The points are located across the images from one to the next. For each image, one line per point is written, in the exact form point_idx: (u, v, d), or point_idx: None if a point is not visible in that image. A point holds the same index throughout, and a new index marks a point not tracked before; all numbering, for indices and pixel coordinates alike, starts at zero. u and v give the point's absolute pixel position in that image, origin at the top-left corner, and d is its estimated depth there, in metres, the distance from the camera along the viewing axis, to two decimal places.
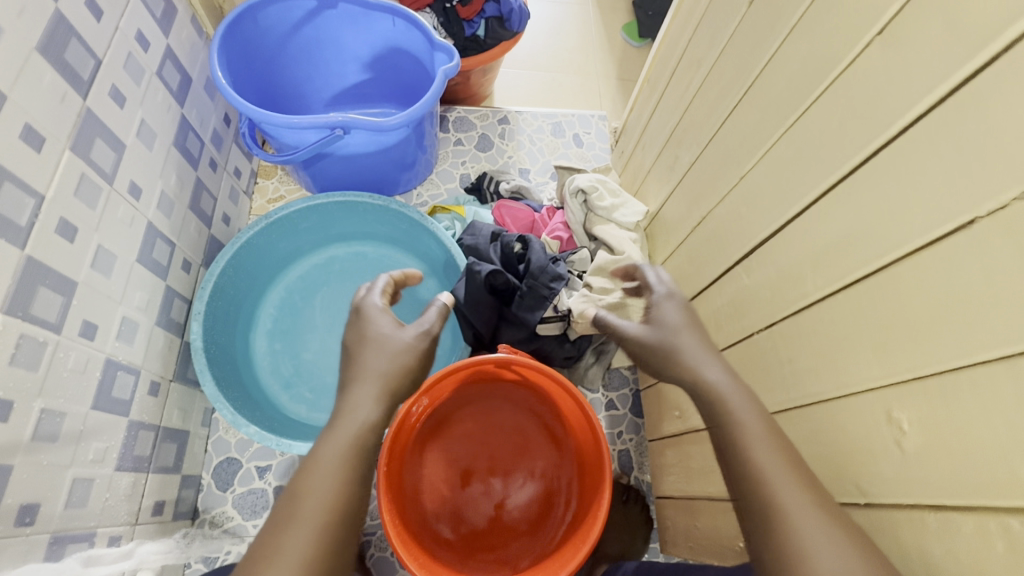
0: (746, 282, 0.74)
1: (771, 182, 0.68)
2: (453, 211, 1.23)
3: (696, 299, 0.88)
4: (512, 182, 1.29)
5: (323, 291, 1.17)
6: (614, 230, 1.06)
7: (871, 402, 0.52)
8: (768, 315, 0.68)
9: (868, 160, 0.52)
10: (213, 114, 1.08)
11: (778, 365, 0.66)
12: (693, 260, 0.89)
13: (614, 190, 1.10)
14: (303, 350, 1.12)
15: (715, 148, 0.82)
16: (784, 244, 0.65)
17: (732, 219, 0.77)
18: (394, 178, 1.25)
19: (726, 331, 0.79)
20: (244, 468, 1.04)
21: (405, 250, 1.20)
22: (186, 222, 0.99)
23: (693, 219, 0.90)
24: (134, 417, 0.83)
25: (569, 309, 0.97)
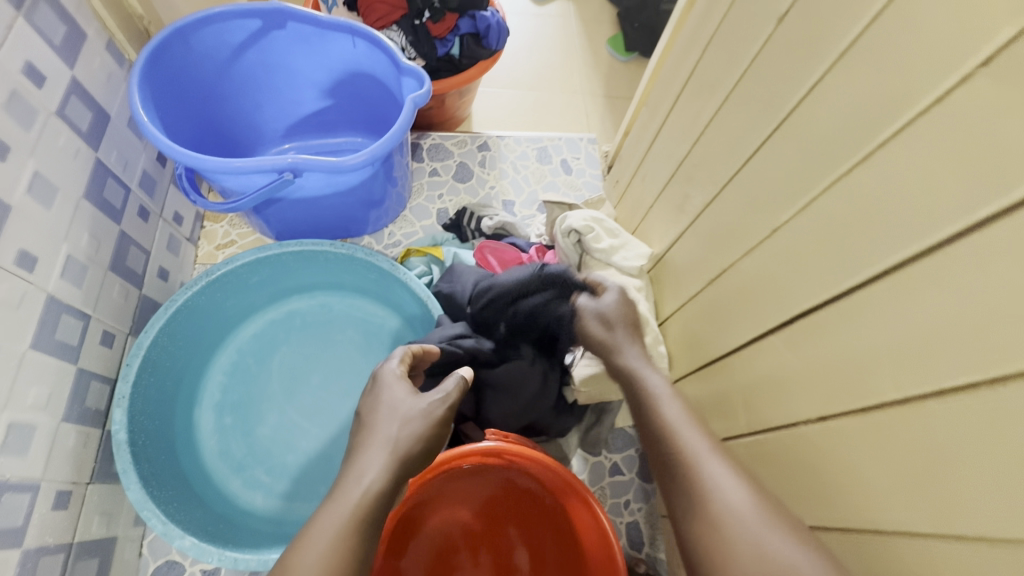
0: (786, 357, 0.61)
1: (817, 240, 0.55)
2: (429, 254, 1.08)
3: (717, 366, 0.75)
4: (495, 219, 1.14)
5: (281, 353, 1.01)
6: (615, 275, 0.93)
7: (985, 561, 0.39)
8: (821, 404, 0.55)
9: (968, 234, 0.39)
10: (141, 154, 0.91)
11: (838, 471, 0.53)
12: (711, 319, 0.76)
13: (610, 229, 0.97)
14: (257, 426, 0.96)
15: (737, 191, 0.69)
16: (841, 320, 0.52)
17: (762, 279, 0.65)
18: (361, 218, 1.10)
19: (760, 412, 0.66)
20: (188, 573, 0.87)
21: (376, 300, 1.05)
22: (106, 286, 0.82)
23: (710, 270, 0.77)
24: (29, 546, 0.66)
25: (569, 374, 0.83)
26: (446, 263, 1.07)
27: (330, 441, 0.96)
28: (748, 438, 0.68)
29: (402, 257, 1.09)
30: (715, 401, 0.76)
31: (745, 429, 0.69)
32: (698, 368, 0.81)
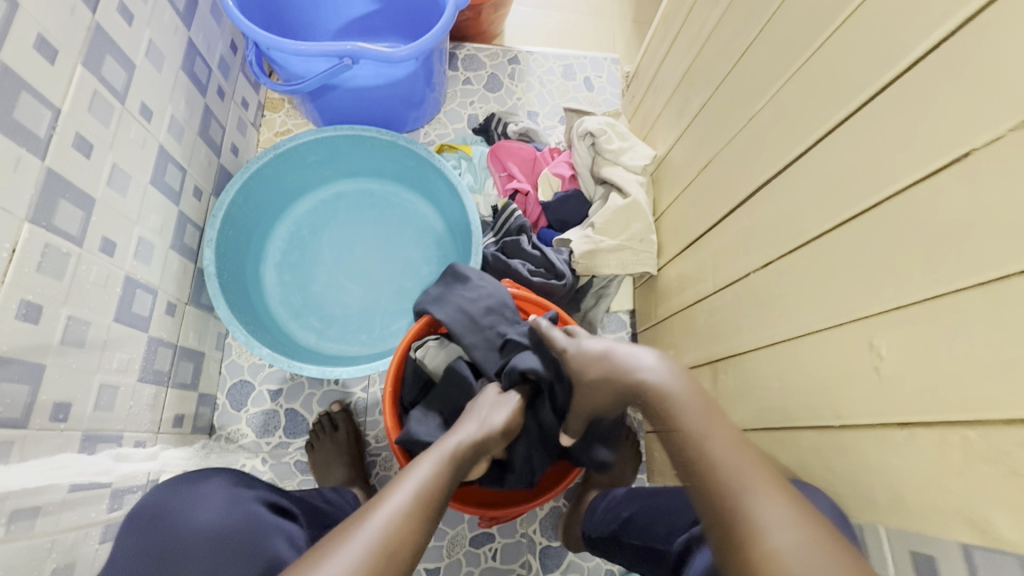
0: (746, 223, 0.75)
1: (784, 118, 0.67)
2: (461, 151, 1.24)
3: (696, 244, 0.91)
4: (520, 124, 1.28)
5: (330, 226, 1.20)
6: (622, 170, 1.07)
7: (854, 329, 0.54)
8: (764, 254, 0.70)
9: (877, 95, 0.52)
10: (219, 40, 1.06)
11: (765, 303, 0.69)
12: (695, 206, 0.91)
13: (622, 132, 1.10)
14: (310, 283, 1.16)
15: (727, 89, 0.81)
16: (786, 184, 0.66)
17: (737, 162, 0.78)
18: (402, 116, 1.25)
19: (722, 271, 0.81)
20: (257, 390, 1.09)
21: (412, 187, 1.22)
22: (196, 149, 0.99)
23: (701, 162, 0.90)
24: (153, 334, 0.87)
25: (571, 249, 1.03)
26: (474, 159, 1.23)
27: (371, 300, 1.16)
28: (711, 295, 0.84)
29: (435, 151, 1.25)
30: (692, 273, 0.92)
31: (711, 289, 0.85)
32: (682, 250, 0.97)
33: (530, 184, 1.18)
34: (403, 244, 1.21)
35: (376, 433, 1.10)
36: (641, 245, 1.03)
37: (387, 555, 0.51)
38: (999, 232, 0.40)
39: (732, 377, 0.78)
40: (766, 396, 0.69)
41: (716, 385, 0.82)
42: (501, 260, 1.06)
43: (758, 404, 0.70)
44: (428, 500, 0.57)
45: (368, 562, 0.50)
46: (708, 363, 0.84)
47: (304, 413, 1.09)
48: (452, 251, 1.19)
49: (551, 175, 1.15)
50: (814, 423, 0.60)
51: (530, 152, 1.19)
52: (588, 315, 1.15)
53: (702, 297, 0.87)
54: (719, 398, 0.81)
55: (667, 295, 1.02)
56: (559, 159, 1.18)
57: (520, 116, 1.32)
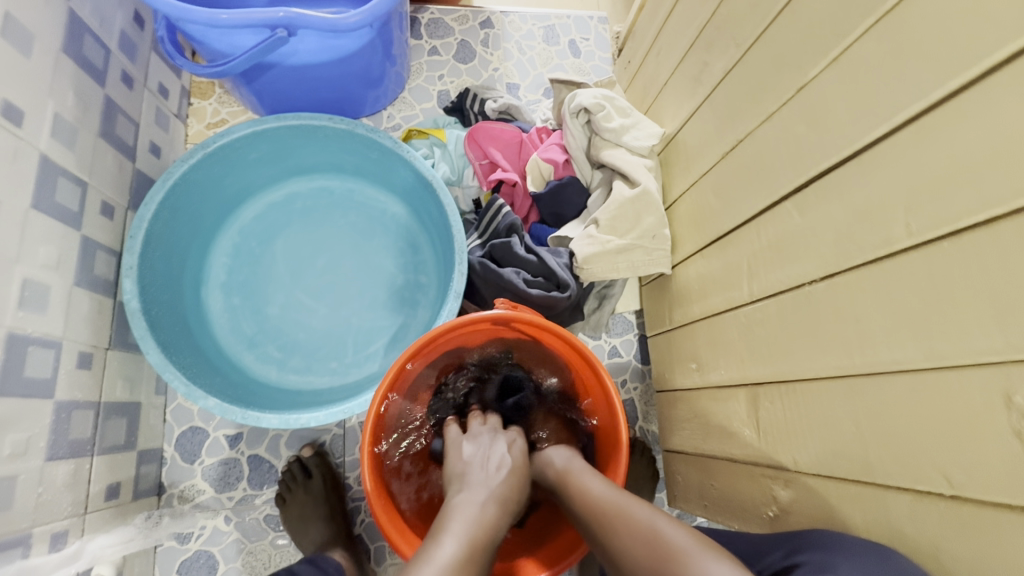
0: (797, 222, 0.61)
1: (854, 88, 0.52)
2: (432, 136, 1.05)
3: (723, 242, 0.76)
4: (499, 100, 1.10)
5: (284, 235, 1.02)
6: (625, 154, 0.91)
7: (978, 376, 0.41)
8: (827, 263, 0.56)
9: (1018, 56, 0.38)
10: (117, 11, 0.84)
11: (833, 325, 0.56)
12: (721, 197, 0.76)
13: (622, 107, 0.94)
14: (265, 305, 0.98)
15: (763, 52, 0.66)
16: (860, 176, 0.52)
17: (780, 144, 0.63)
18: (359, 97, 1.05)
19: (762, 278, 0.67)
20: (211, 437, 0.92)
21: (378, 183, 1.04)
22: (99, 153, 0.79)
23: (727, 143, 0.74)
24: (63, 397, 0.69)
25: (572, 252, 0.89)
26: (449, 145, 1.05)
27: (339, 321, 0.99)
28: (747, 305, 0.71)
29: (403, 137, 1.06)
30: (717, 275, 0.78)
31: (747, 297, 0.71)
32: (703, 246, 0.82)
33: (518, 173, 1.01)
34: (372, 250, 1.03)
35: (357, 474, 0.95)
36: (653, 242, 0.88)
37: None
38: None
39: (778, 407, 0.65)
40: (833, 438, 0.56)
41: (757, 413, 0.69)
42: (491, 268, 0.90)
43: (822, 446, 0.58)
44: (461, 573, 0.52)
45: None
46: (745, 385, 0.71)
47: (271, 459, 0.93)
48: (431, 256, 1.02)
49: (542, 161, 0.98)
50: (909, 484, 0.48)
51: (514, 134, 1.01)
52: (592, 321, 1.01)
53: (734, 307, 0.74)
54: (762, 429, 0.68)
55: (685, 298, 0.88)
56: (549, 141, 1.01)
57: (499, 91, 1.14)
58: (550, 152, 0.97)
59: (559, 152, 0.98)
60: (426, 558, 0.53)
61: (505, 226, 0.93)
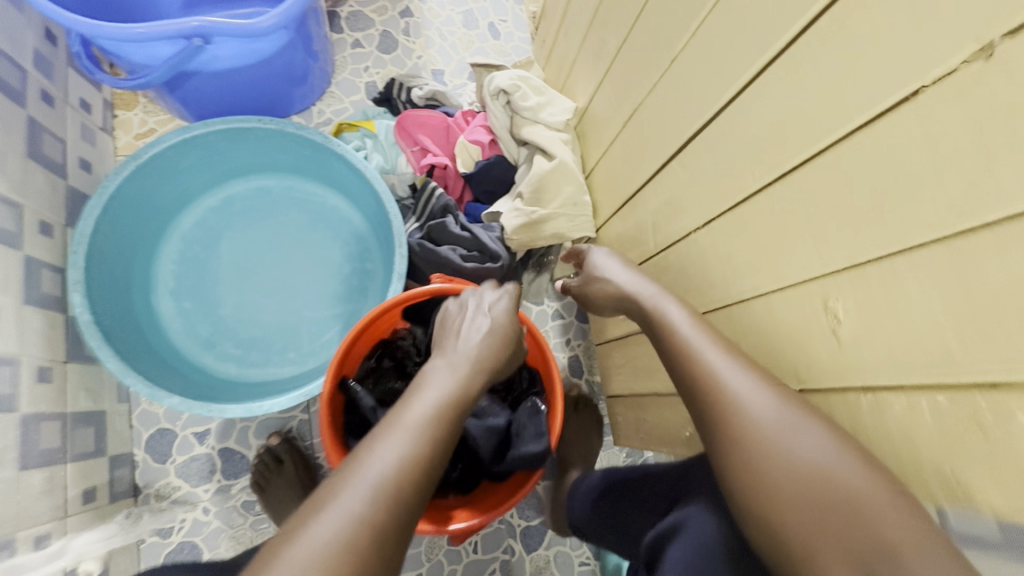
0: (683, 179, 0.70)
1: (710, 58, 0.60)
2: (363, 128, 1.09)
3: (632, 203, 0.85)
4: (425, 87, 1.14)
5: (227, 237, 1.05)
6: (543, 130, 0.98)
7: (808, 290, 0.51)
8: (705, 212, 0.65)
9: (810, 27, 0.46)
10: (26, 30, 0.84)
11: (714, 265, 0.65)
12: (627, 162, 0.85)
13: (537, 86, 1.00)
14: (217, 306, 1.02)
15: (645, 28, 0.73)
16: (719, 135, 0.61)
17: (665, 110, 0.71)
18: (286, 95, 1.08)
19: (664, 231, 0.76)
20: (180, 437, 0.97)
21: (314, 178, 1.08)
22: (29, 175, 0.80)
23: (627, 112, 0.82)
24: (28, 411, 0.73)
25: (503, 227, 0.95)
26: (379, 136, 1.09)
27: (292, 313, 1.04)
28: (656, 257, 0.80)
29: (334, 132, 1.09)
30: (631, 233, 0.87)
31: (655, 250, 0.80)
32: (619, 208, 0.91)
33: (448, 157, 1.08)
34: (317, 244, 1.08)
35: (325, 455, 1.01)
36: (575, 209, 0.96)
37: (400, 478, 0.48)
38: (957, 181, 0.36)
39: None
40: None
41: None
42: (428, 248, 0.96)
43: None
44: (439, 423, 0.54)
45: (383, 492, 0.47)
46: None
47: (241, 449, 0.98)
48: (374, 243, 1.08)
49: (469, 143, 1.04)
50: None
51: (441, 120, 1.07)
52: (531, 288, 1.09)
53: (646, 259, 0.83)
54: None
55: None
56: (475, 124, 1.07)
57: (424, 78, 1.18)
58: (476, 134, 1.04)
59: (484, 133, 1.04)
60: (403, 409, 0.55)
61: (439, 208, 0.99)
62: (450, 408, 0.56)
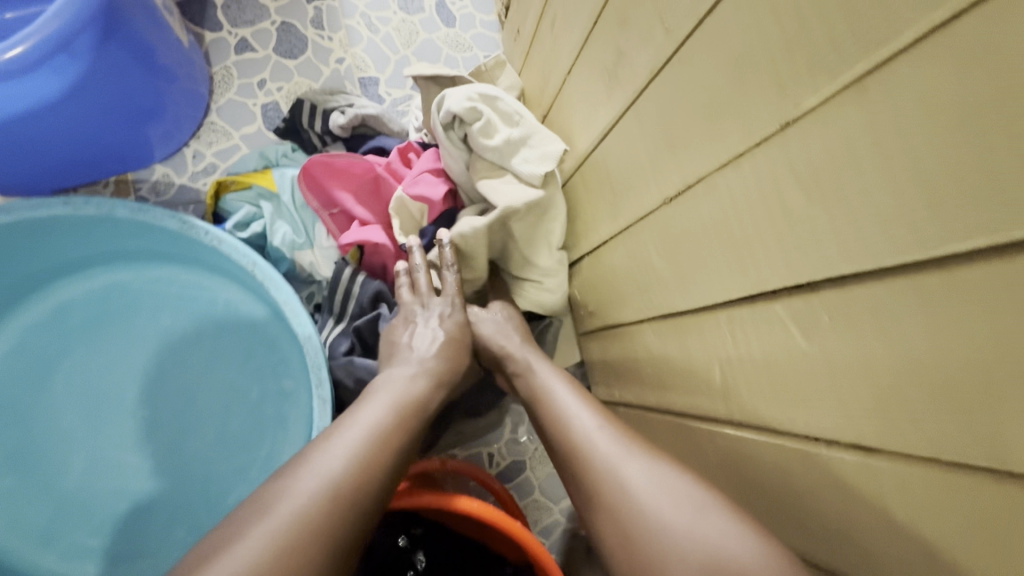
0: (795, 343, 0.38)
1: (905, 149, 0.27)
2: (255, 185, 0.74)
3: (675, 320, 0.53)
4: (349, 110, 0.77)
5: (66, 366, 0.72)
6: (511, 183, 0.65)
7: None
8: (857, 429, 0.34)
9: None
10: None
11: (874, 522, 0.35)
12: (665, 257, 0.52)
13: (507, 111, 0.65)
14: (58, 477, 0.69)
15: (705, 45, 0.39)
16: (916, 310, 0.28)
17: (750, 207, 0.39)
18: (137, 137, 0.73)
19: (744, 398, 0.45)
20: None
21: (191, 265, 0.75)
22: None
23: (663, 181, 0.49)
24: None
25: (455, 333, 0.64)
26: (281, 198, 0.74)
27: (174, 469, 0.71)
28: (726, 426, 0.49)
29: (212, 192, 0.74)
30: (675, 361, 0.56)
31: (723, 413, 0.49)
32: (648, 315, 0.59)
33: (379, 220, 0.72)
34: (207, 361, 0.75)
35: None
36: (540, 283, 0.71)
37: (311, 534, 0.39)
38: None
39: None
40: None
41: None
42: (369, 366, 0.67)
43: None
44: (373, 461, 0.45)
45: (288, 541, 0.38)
46: None
47: None
48: (290, 350, 0.74)
49: (410, 200, 0.68)
50: None
51: (366, 168, 0.70)
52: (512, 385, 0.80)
53: (701, 417, 0.52)
54: None
55: (635, 373, 0.66)
56: (417, 168, 0.71)
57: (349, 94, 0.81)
58: (420, 189, 0.68)
59: (432, 186, 0.69)
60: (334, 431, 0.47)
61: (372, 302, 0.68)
62: (379, 450, 0.46)
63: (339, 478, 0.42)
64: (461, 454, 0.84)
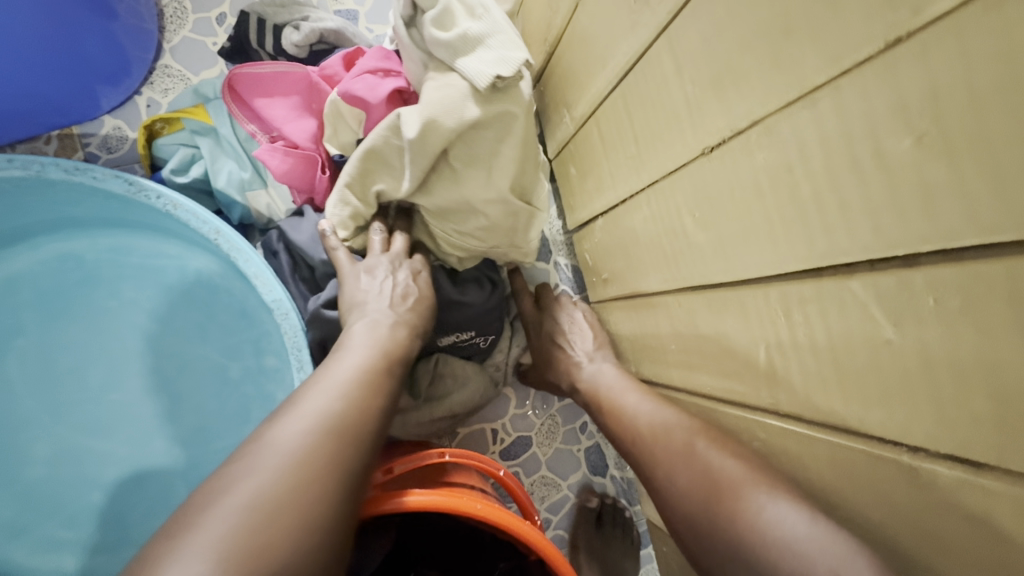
0: (877, 330, 0.30)
1: None
2: (189, 121, 0.65)
3: (707, 294, 0.46)
4: (306, 25, 0.66)
5: (17, 347, 0.65)
6: (453, 85, 0.53)
7: None
8: (958, 440, 0.27)
9: None
10: None
11: (970, 552, 0.28)
12: (699, 221, 0.44)
13: (470, 3, 0.54)
14: (22, 466, 0.63)
15: None
16: None
17: (824, 159, 0.30)
18: (87, 89, 0.64)
19: (796, 388, 0.38)
20: None
21: (153, 232, 0.67)
22: None
23: (701, 129, 0.41)
24: None
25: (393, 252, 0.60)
26: (219, 132, 0.65)
27: (149, 454, 0.65)
28: (769, 416, 0.42)
29: (143, 139, 0.64)
30: (705, 340, 0.49)
31: (766, 403, 0.42)
32: (674, 287, 0.51)
33: (314, 138, 0.63)
34: (177, 339, 0.67)
35: None
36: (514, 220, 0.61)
37: (312, 472, 0.38)
38: None
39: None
40: None
41: None
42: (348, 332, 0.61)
43: None
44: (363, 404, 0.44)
45: (288, 477, 0.36)
46: None
47: None
48: (270, 324, 0.66)
49: (345, 105, 0.59)
50: None
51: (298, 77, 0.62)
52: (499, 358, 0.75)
53: (741, 404, 0.45)
54: None
55: (655, 347, 0.59)
56: (358, 70, 0.60)
57: (305, 6, 0.69)
58: (355, 90, 0.57)
59: (372, 85, 0.57)
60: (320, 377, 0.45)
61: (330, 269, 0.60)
62: (368, 392, 0.45)
63: (309, 447, 0.39)
64: (463, 430, 0.79)
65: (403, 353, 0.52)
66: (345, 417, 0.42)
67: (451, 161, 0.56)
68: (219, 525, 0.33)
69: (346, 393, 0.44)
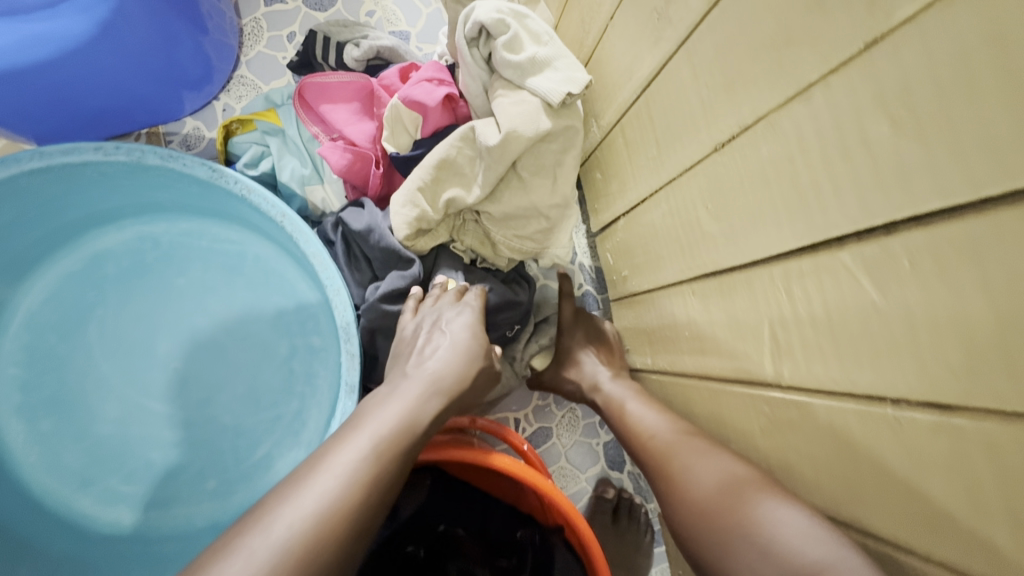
0: (865, 295, 0.34)
1: None
2: (261, 121, 0.73)
3: (721, 280, 0.50)
4: (365, 42, 0.75)
5: (98, 316, 0.73)
6: (528, 102, 0.60)
7: None
8: (936, 389, 0.31)
9: None
10: None
11: (948, 492, 0.32)
12: (714, 213, 0.49)
13: (536, 31, 0.61)
14: (94, 421, 0.70)
15: None
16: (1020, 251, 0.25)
17: (819, 147, 0.35)
18: (176, 95, 0.75)
19: (799, 359, 0.42)
20: None
21: (221, 219, 0.75)
22: None
23: (716, 129, 0.46)
24: None
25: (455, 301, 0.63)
26: (286, 132, 0.74)
27: (203, 418, 0.72)
28: (774, 390, 0.46)
29: (220, 137, 0.73)
30: (718, 326, 0.52)
31: (773, 378, 0.46)
32: (691, 277, 0.55)
33: (372, 139, 0.71)
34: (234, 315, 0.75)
35: None
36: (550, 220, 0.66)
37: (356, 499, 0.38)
38: None
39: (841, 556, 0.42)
40: None
41: None
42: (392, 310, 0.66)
43: None
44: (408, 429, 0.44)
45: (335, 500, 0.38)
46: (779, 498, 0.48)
47: None
48: (317, 307, 0.73)
49: (405, 109, 0.66)
50: None
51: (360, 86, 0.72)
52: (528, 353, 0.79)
53: (749, 382, 0.49)
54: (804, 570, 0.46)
55: (672, 338, 0.63)
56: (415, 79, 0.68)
57: (364, 26, 0.78)
58: (415, 95, 0.65)
59: (429, 90, 0.65)
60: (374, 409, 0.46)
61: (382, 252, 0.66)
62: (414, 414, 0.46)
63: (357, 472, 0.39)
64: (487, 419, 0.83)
65: (451, 375, 0.51)
66: (390, 441, 0.43)
67: (520, 171, 0.64)
68: (271, 536, 0.35)
69: (383, 433, 0.43)
